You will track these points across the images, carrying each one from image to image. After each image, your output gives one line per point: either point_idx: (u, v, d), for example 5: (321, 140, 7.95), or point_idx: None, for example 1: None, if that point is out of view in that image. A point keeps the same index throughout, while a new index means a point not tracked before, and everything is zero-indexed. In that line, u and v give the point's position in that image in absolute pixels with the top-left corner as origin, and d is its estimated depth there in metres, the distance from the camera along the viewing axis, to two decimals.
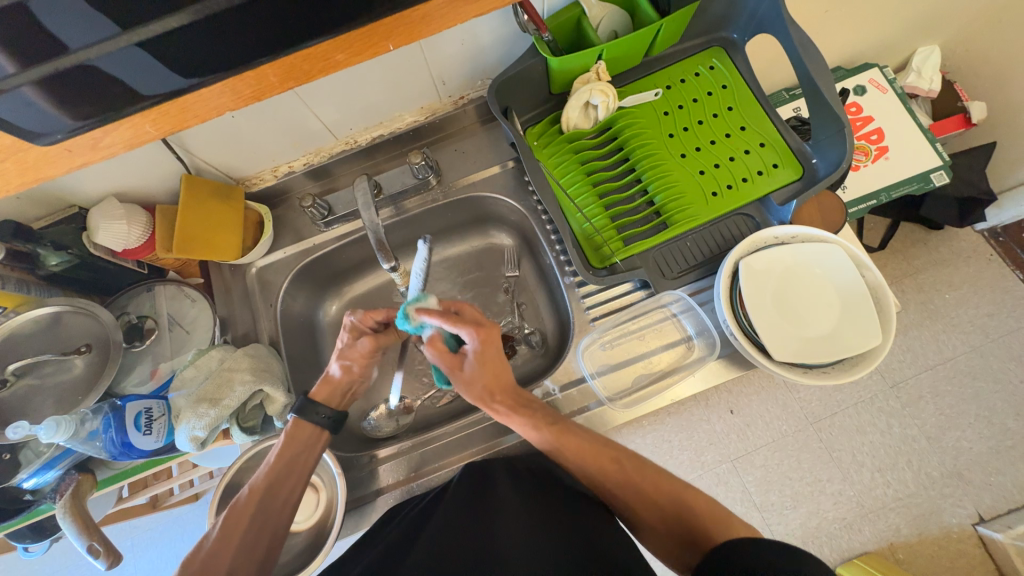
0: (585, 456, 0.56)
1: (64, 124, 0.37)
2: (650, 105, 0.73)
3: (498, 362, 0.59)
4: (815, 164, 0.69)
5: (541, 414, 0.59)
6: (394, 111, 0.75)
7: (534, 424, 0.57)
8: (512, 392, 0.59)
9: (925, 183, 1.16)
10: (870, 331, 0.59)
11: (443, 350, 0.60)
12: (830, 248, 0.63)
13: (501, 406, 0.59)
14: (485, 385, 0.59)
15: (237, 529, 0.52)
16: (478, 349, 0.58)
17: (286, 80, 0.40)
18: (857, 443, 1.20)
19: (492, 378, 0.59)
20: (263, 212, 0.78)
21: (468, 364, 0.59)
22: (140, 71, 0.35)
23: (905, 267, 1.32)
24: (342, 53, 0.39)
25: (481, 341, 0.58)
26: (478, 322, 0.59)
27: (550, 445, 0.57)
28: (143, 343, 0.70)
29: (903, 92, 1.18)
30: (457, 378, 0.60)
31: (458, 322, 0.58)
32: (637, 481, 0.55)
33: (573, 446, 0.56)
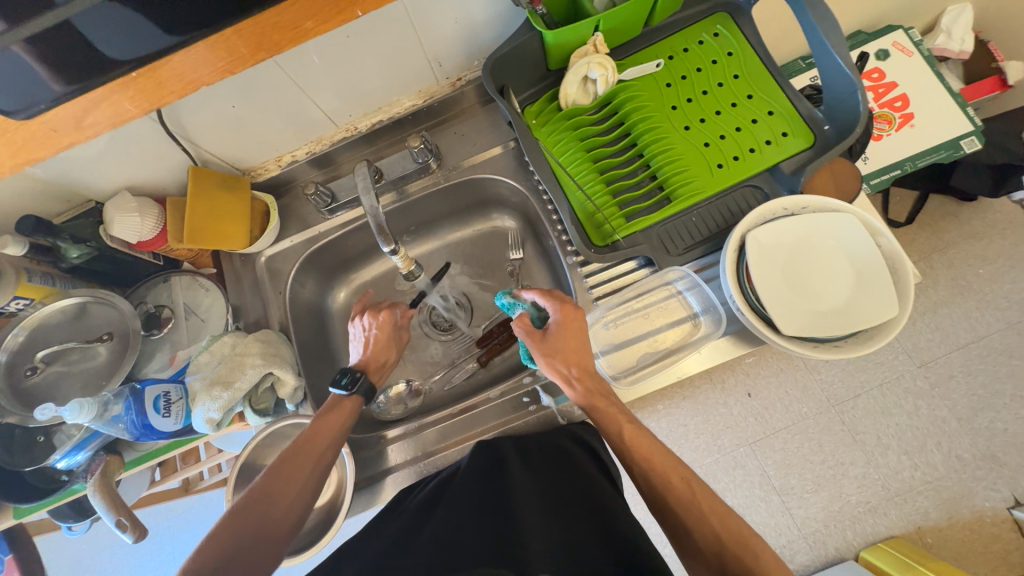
0: (659, 461, 0.55)
1: (51, 88, 0.44)
2: (651, 77, 0.71)
3: (580, 342, 0.61)
4: (826, 130, 0.66)
5: (614, 403, 0.59)
6: (392, 95, 0.75)
7: (610, 404, 0.58)
8: (590, 376, 0.60)
9: (954, 150, 1.09)
10: (887, 302, 0.56)
11: (529, 324, 0.63)
12: (843, 218, 0.61)
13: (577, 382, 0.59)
14: (564, 360, 0.60)
15: (276, 492, 0.53)
16: (565, 323, 0.61)
17: (259, 52, 0.46)
18: (882, 425, 1.16)
19: (572, 353, 0.60)
20: (269, 202, 0.79)
21: (552, 334, 0.61)
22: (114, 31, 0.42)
23: (935, 242, 1.26)
24: (310, 22, 0.45)
25: (568, 315, 0.61)
26: (566, 299, 0.63)
27: (625, 437, 0.56)
28: (161, 331, 0.72)
29: (930, 55, 1.11)
30: (538, 349, 0.61)
31: (548, 297, 0.63)
32: (703, 509, 0.52)
33: (647, 443, 0.56)
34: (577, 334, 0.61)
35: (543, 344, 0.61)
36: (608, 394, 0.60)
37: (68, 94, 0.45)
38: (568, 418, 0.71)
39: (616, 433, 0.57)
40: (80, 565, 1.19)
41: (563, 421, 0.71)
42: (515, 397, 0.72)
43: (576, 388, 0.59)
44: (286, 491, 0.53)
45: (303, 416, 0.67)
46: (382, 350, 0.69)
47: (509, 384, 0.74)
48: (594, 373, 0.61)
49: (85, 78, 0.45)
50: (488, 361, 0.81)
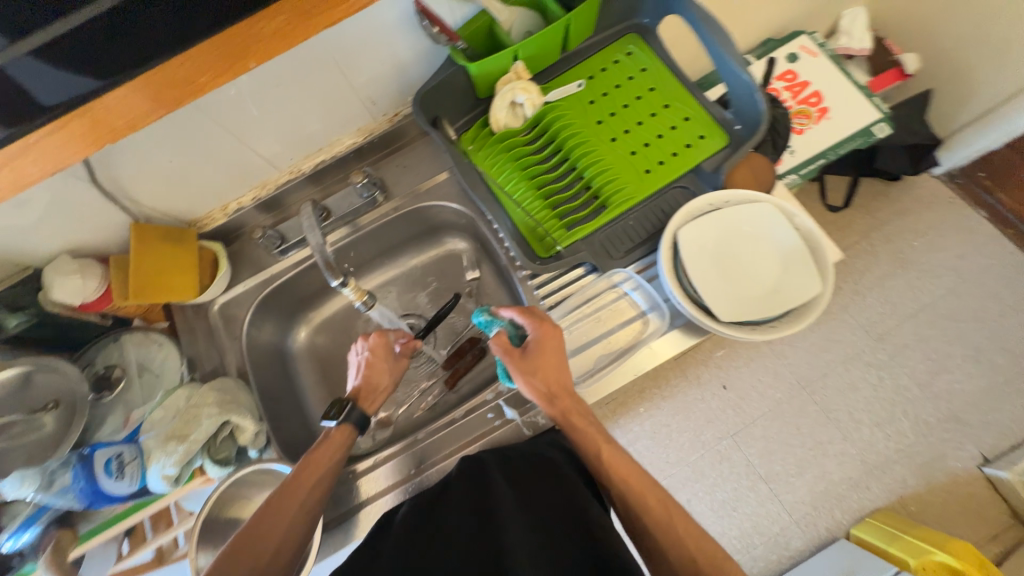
0: (636, 480, 0.56)
1: None
2: (575, 97, 0.76)
3: (559, 359, 0.63)
4: (737, 129, 0.72)
5: (592, 422, 0.60)
6: (332, 135, 0.78)
7: (588, 424, 0.59)
8: (569, 395, 0.61)
9: (869, 136, 1.19)
10: (809, 280, 0.61)
11: (507, 342, 0.63)
12: (761, 206, 0.66)
13: (558, 402, 0.60)
14: (543, 379, 0.61)
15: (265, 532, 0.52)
16: (544, 341, 0.62)
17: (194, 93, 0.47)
18: (851, 400, 1.21)
19: (551, 371, 0.62)
20: (217, 249, 0.79)
21: (531, 352, 0.62)
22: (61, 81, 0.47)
23: (870, 222, 1.34)
24: (205, 76, 0.47)
25: (547, 332, 0.63)
26: (544, 317, 0.64)
27: (603, 458, 0.57)
28: (112, 392, 0.71)
29: (835, 55, 1.23)
30: (517, 368, 0.61)
31: (527, 314, 0.64)
32: (679, 530, 0.52)
33: (623, 462, 0.57)
34: (554, 354, 0.63)
35: (522, 362, 0.62)
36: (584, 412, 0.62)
37: None
38: (534, 428, 0.71)
39: (594, 453, 0.58)
40: None
41: (529, 432, 0.71)
42: (480, 415, 0.73)
43: (555, 407, 0.60)
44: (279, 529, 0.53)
45: (266, 462, 0.65)
46: (377, 374, 0.69)
47: (473, 403, 0.75)
48: (572, 391, 0.63)
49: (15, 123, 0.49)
50: (454, 383, 0.82)
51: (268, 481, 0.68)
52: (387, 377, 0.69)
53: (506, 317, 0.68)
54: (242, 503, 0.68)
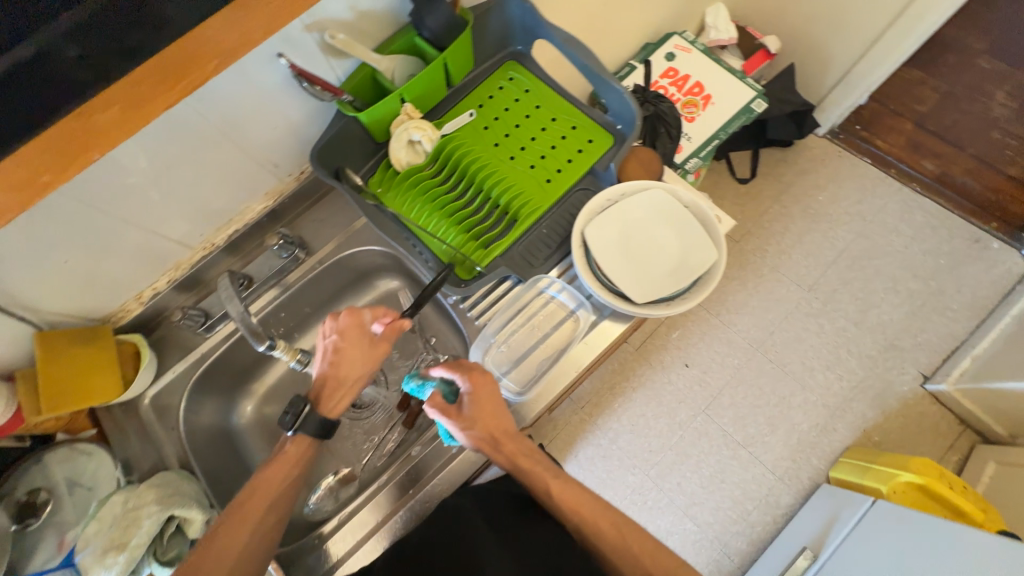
0: (587, 508, 0.59)
1: None
2: (469, 125, 0.80)
3: (496, 406, 0.63)
4: (620, 129, 0.78)
5: (539, 461, 0.62)
6: (240, 205, 0.78)
7: (534, 464, 0.62)
8: (512, 440, 0.63)
9: (750, 112, 1.31)
10: (705, 249, 0.67)
11: (442, 402, 0.63)
12: (652, 193, 0.72)
13: (502, 450, 0.62)
14: (483, 430, 0.62)
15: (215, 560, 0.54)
16: (476, 392, 0.63)
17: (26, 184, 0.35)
18: (801, 351, 1.37)
19: (489, 421, 0.62)
20: (137, 340, 0.76)
21: (467, 407, 0.62)
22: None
23: (778, 186, 1.52)
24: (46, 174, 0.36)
25: (478, 382, 0.63)
26: (473, 366, 0.65)
27: (553, 492, 0.60)
28: (38, 518, 0.65)
29: (705, 48, 1.36)
30: (456, 426, 0.62)
31: (456, 369, 0.64)
32: (634, 550, 0.56)
33: (573, 493, 0.60)
34: (490, 404, 0.63)
35: (460, 419, 0.62)
36: (531, 449, 0.64)
37: None
38: None
39: (544, 490, 0.61)
40: None
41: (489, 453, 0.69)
42: (437, 445, 0.71)
43: (501, 454, 0.62)
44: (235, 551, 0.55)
45: None
46: (343, 355, 0.66)
47: (429, 436, 0.74)
48: (516, 432, 0.64)
49: None
50: (412, 422, 0.79)
51: None
52: (360, 362, 0.67)
53: (439, 375, 0.66)
54: None
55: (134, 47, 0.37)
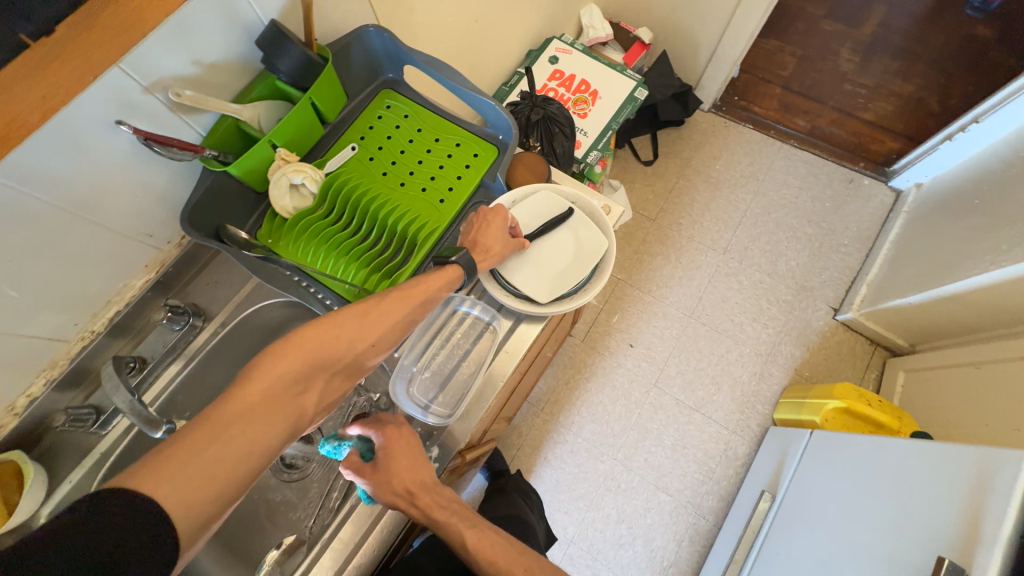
0: (503, 559, 0.57)
1: None
2: (354, 159, 0.79)
3: (410, 458, 0.62)
4: (502, 139, 0.81)
5: (456, 511, 0.60)
6: (115, 286, 0.71)
7: (450, 515, 0.60)
8: (429, 490, 0.61)
9: (634, 100, 1.38)
10: (597, 238, 0.72)
11: (357, 460, 0.62)
12: (540, 195, 0.76)
13: (418, 503, 0.60)
14: (399, 485, 0.61)
15: (340, 343, 0.52)
16: (389, 447, 0.62)
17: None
18: (727, 309, 1.47)
19: (403, 475, 0.61)
20: (18, 458, 0.67)
21: (381, 462, 0.62)
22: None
23: (680, 162, 1.63)
24: None
25: (391, 437, 0.63)
26: (388, 421, 0.64)
27: (469, 544, 0.58)
28: None
29: (584, 47, 1.43)
30: (370, 482, 0.61)
31: (370, 426, 0.63)
32: None
33: (489, 544, 0.58)
34: (405, 457, 0.62)
35: (374, 475, 0.61)
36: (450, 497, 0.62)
37: None
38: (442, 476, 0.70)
39: (460, 544, 0.58)
40: None
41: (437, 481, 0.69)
42: None
43: (417, 507, 0.60)
44: (321, 357, 0.50)
45: None
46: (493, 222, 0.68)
47: None
48: (433, 482, 0.62)
49: None
50: None
51: None
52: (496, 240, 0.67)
53: (355, 433, 0.65)
54: None
55: None
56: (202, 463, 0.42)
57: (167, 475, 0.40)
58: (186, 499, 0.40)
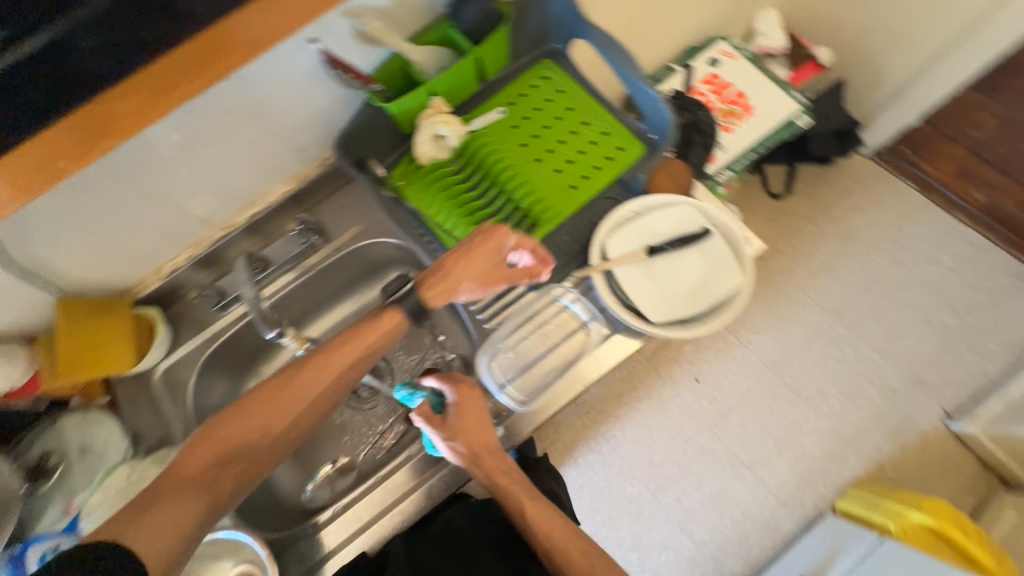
0: (559, 536, 0.58)
1: None
2: (498, 123, 0.78)
3: (478, 420, 0.63)
4: (653, 137, 0.75)
5: (517, 479, 0.61)
6: (262, 186, 0.77)
7: (512, 482, 0.60)
8: (493, 455, 0.62)
9: (792, 127, 1.27)
10: (730, 269, 0.64)
11: (428, 411, 0.63)
12: (678, 207, 0.68)
13: (481, 466, 0.61)
14: (466, 444, 0.62)
15: (274, 407, 0.59)
16: (461, 404, 0.63)
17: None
18: (817, 376, 1.32)
19: (471, 435, 0.62)
20: (154, 315, 0.76)
21: (451, 418, 0.63)
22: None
23: (816, 204, 1.45)
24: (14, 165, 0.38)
25: (464, 395, 0.64)
26: (462, 379, 0.65)
27: (527, 514, 0.59)
28: (51, 480, 0.68)
29: (752, 55, 1.30)
30: (438, 436, 0.62)
31: (445, 380, 0.65)
32: None
33: (547, 519, 0.59)
34: (474, 418, 0.63)
35: (443, 429, 0.62)
36: (513, 468, 0.62)
37: None
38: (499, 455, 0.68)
39: (519, 511, 0.59)
40: None
41: None
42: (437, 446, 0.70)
43: (481, 470, 0.61)
44: (260, 420, 0.58)
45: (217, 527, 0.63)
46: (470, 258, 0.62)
47: None
48: (497, 449, 0.63)
49: None
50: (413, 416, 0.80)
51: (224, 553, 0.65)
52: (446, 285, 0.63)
53: (429, 385, 0.66)
54: None
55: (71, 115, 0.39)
56: (177, 495, 0.52)
57: (151, 504, 0.51)
58: (163, 534, 0.49)
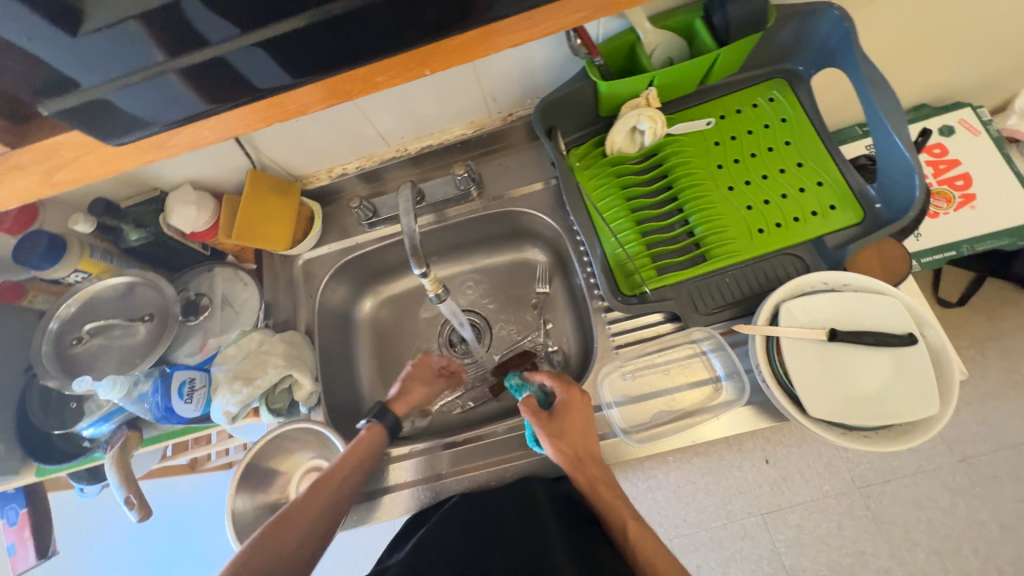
0: (663, 564, 0.52)
1: (185, 108, 0.42)
2: (700, 134, 0.71)
3: (586, 426, 0.61)
4: (879, 209, 0.64)
5: (619, 494, 0.58)
6: (445, 124, 0.79)
7: (614, 495, 0.57)
8: (594, 463, 0.59)
9: (1017, 238, 0.95)
10: (928, 398, 0.52)
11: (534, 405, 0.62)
12: (884, 298, 0.57)
13: (582, 472, 0.58)
14: (569, 446, 0.60)
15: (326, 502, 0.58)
16: (571, 405, 0.62)
17: (330, 99, 0.44)
18: (911, 518, 1.03)
19: (575, 437, 0.60)
20: (315, 209, 0.83)
21: (557, 414, 0.62)
22: (54, 47, 0.34)
23: (989, 329, 1.12)
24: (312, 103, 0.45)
25: (574, 397, 0.63)
26: (572, 382, 0.65)
27: (629, 532, 0.55)
28: (197, 318, 0.76)
29: (1000, 134, 0.99)
30: (544, 432, 0.60)
31: (555, 378, 0.66)
32: None
33: (649, 542, 0.54)
34: (578, 422, 0.62)
35: (547, 424, 0.61)
36: (614, 483, 0.59)
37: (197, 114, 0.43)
38: None
39: (620, 527, 0.56)
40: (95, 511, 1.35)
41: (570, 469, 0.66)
42: (521, 435, 0.69)
43: (583, 475, 0.58)
44: (287, 521, 0.55)
45: (313, 421, 0.68)
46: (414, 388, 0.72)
47: (516, 421, 0.71)
48: (598, 459, 0.61)
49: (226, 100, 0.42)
50: (499, 392, 0.80)
51: (310, 441, 0.71)
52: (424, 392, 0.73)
53: (538, 382, 0.68)
54: (285, 455, 0.71)
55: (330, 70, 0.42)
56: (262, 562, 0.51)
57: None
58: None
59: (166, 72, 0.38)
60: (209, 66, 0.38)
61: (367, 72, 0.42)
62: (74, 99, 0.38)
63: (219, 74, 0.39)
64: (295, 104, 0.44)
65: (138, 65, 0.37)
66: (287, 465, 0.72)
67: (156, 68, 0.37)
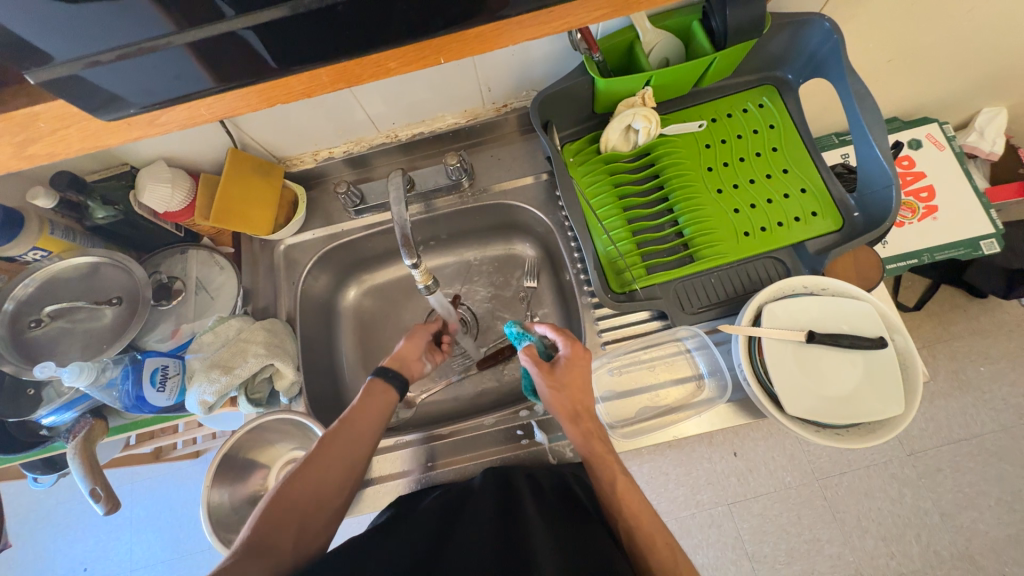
0: (645, 519, 0.53)
1: (164, 91, 0.33)
2: (692, 136, 0.72)
3: (587, 382, 0.61)
4: (856, 217, 0.67)
5: (612, 452, 0.58)
6: (438, 111, 0.77)
7: (608, 451, 0.57)
8: (588, 415, 0.59)
9: (973, 250, 1.01)
10: (892, 398, 0.56)
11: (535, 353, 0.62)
12: (860, 303, 0.60)
13: (578, 424, 0.58)
14: (568, 400, 0.59)
15: (338, 458, 0.55)
16: (573, 360, 0.61)
17: (337, 83, 0.36)
18: (863, 506, 1.10)
19: (574, 392, 0.60)
20: (298, 193, 0.80)
21: (559, 367, 0.61)
22: (27, 15, 0.26)
23: (940, 332, 1.19)
24: (314, 89, 0.36)
25: (577, 353, 0.62)
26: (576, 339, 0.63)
27: (617, 489, 0.55)
28: (169, 303, 0.72)
29: (961, 152, 1.04)
30: (544, 383, 0.60)
31: (560, 333, 0.64)
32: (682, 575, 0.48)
33: (635, 498, 0.54)
34: (579, 375, 0.61)
35: (550, 376, 0.60)
36: (605, 441, 0.59)
37: (172, 102, 0.34)
38: (559, 459, 0.68)
39: (609, 485, 0.55)
40: (49, 500, 1.29)
41: (554, 461, 0.67)
42: (509, 429, 0.70)
43: (577, 428, 0.58)
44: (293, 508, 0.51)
45: (293, 412, 0.66)
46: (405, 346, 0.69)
47: (505, 413, 0.72)
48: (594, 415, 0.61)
49: (232, 79, 0.33)
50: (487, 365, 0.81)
51: (289, 432, 0.69)
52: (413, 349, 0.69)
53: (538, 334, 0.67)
54: (264, 445, 0.69)
55: (344, 49, 0.33)
56: (278, 519, 0.50)
57: (254, 550, 0.48)
58: None
59: (167, 48, 0.30)
60: (216, 44, 0.30)
61: (377, 57, 0.34)
62: (57, 70, 0.29)
63: (227, 49, 0.31)
64: (298, 86, 0.36)
65: (124, 40, 0.29)
66: (265, 456, 0.70)
67: (151, 43, 0.29)
